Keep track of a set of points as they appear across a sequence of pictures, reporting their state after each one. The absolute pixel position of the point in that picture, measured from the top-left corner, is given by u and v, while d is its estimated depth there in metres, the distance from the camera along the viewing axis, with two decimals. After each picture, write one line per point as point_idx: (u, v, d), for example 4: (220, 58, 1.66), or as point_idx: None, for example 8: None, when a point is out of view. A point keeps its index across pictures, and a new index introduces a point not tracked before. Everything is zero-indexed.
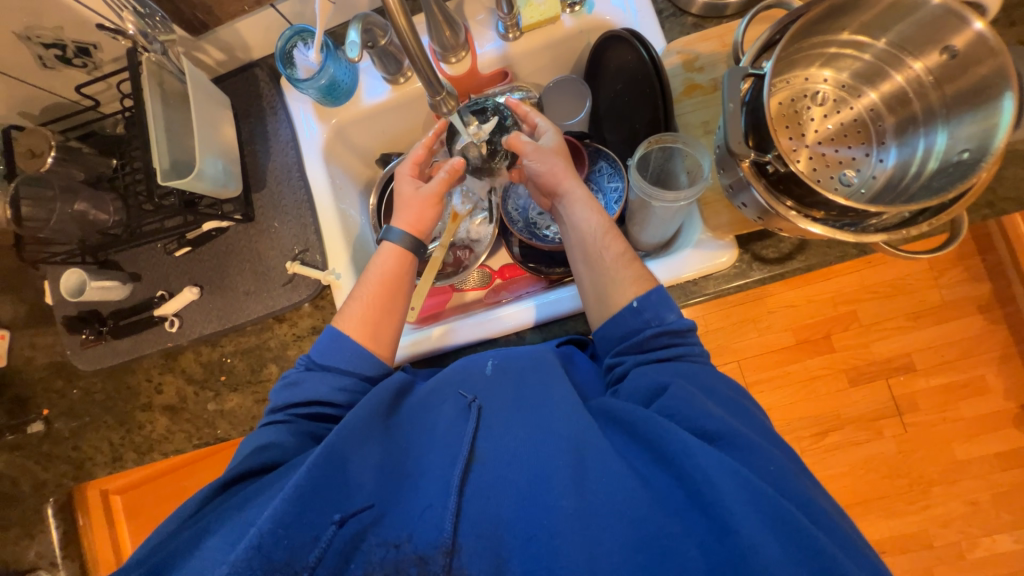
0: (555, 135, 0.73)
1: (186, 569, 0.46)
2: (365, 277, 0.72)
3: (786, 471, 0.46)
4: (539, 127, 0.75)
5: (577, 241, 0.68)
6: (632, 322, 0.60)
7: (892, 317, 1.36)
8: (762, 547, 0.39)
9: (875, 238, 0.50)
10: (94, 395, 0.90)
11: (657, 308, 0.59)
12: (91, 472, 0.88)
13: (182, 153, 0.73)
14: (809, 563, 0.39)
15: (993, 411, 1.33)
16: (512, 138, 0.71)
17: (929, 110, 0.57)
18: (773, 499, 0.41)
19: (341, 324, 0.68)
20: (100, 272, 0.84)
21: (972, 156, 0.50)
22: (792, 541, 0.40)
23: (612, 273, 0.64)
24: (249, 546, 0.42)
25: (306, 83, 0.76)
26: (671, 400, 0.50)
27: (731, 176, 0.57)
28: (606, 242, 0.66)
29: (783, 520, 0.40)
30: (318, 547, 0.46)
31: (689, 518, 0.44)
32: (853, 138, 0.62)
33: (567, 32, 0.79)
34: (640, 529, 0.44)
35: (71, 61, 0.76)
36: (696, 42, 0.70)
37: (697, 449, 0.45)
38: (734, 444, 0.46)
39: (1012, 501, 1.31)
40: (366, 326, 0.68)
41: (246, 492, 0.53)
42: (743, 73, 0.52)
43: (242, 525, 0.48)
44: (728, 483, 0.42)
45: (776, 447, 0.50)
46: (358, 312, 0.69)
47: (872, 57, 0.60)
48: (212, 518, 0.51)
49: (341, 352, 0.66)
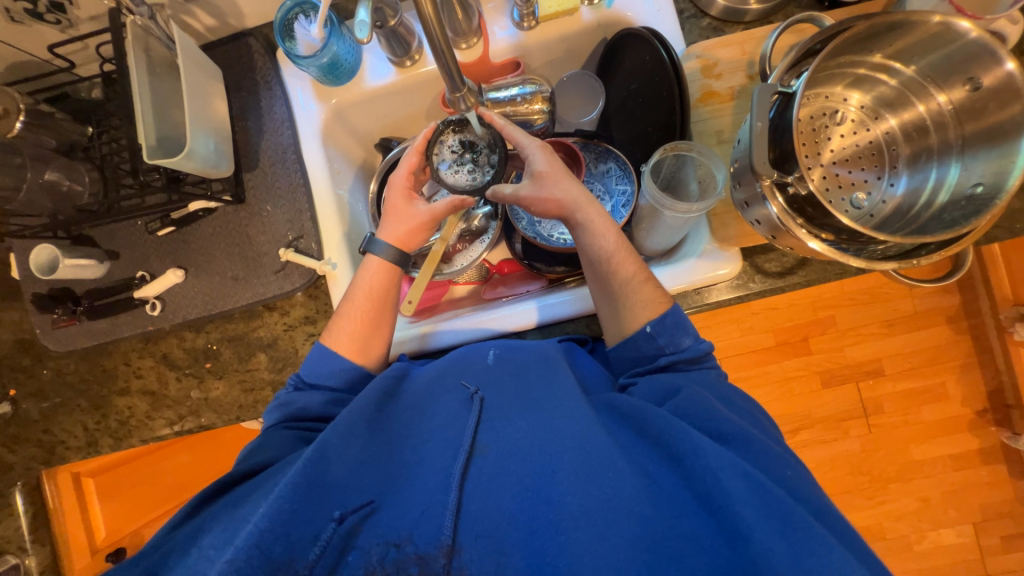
0: (545, 155, 0.68)
1: (182, 567, 0.44)
2: (350, 293, 0.69)
3: (799, 478, 0.47)
4: (523, 147, 0.69)
5: (587, 263, 0.67)
6: (646, 347, 0.60)
7: (867, 323, 1.41)
8: (775, 553, 0.38)
9: (885, 266, 0.51)
10: (66, 376, 0.85)
11: (671, 334, 0.59)
12: (63, 456, 0.85)
13: (169, 128, 0.68)
14: (827, 569, 0.38)
15: (951, 416, 1.41)
16: (496, 195, 0.68)
17: (945, 142, 0.58)
18: (785, 506, 0.41)
19: (329, 340, 0.67)
20: (74, 249, 0.78)
21: (986, 192, 0.51)
22: (808, 553, 0.39)
23: (623, 300, 0.62)
24: (248, 543, 0.41)
25: (307, 60, 0.71)
26: (683, 401, 0.51)
27: (747, 192, 0.57)
28: (615, 268, 0.64)
29: (795, 530, 0.40)
30: (317, 546, 0.45)
31: (696, 517, 0.43)
32: (867, 161, 0.62)
33: (584, 26, 0.76)
34: (648, 530, 0.43)
35: (42, 16, 0.69)
36: (716, 48, 0.69)
37: (707, 449, 0.45)
38: (741, 447, 0.47)
39: (960, 499, 1.40)
40: (357, 340, 0.66)
41: (242, 491, 0.51)
42: (772, 90, 0.51)
43: (238, 522, 0.46)
44: (739, 485, 0.42)
45: (783, 448, 0.51)
46: (346, 328, 0.67)
47: (898, 83, 0.60)
48: (207, 517, 0.49)
49: (330, 365, 0.65)
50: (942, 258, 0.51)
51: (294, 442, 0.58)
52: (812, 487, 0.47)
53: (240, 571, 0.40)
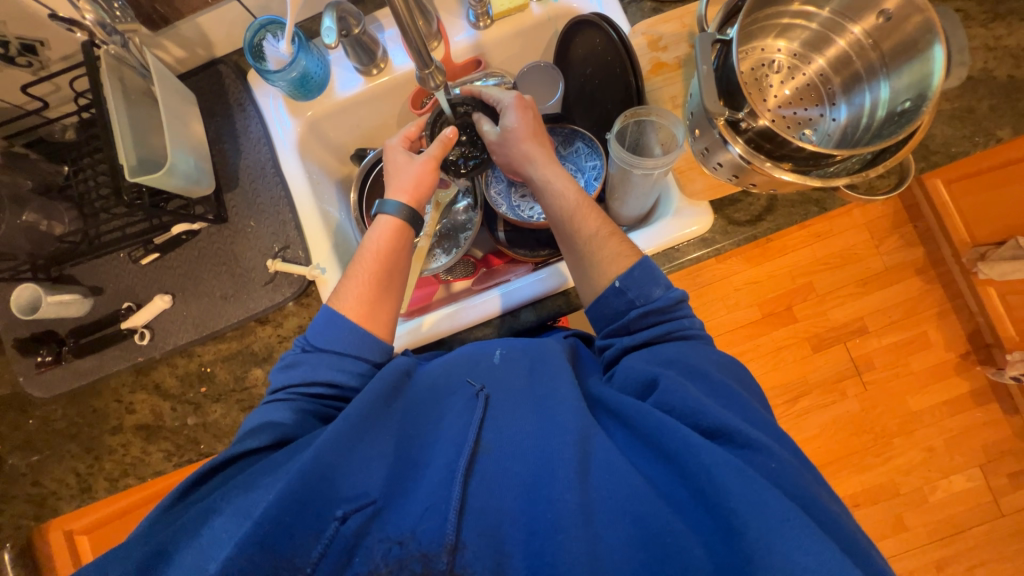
0: (517, 114, 0.70)
1: (194, 546, 0.43)
2: (360, 255, 0.69)
3: (785, 467, 0.45)
4: (502, 103, 0.73)
5: (549, 217, 0.69)
6: (617, 303, 0.60)
7: (844, 285, 1.41)
8: (767, 544, 0.38)
9: (840, 181, 0.55)
10: (54, 423, 0.82)
11: (641, 286, 0.59)
12: (56, 507, 0.82)
13: (149, 150, 0.70)
14: (821, 566, 0.37)
15: (937, 363, 1.43)
16: (445, 137, 0.73)
17: (870, 68, 0.64)
18: (774, 496, 0.41)
19: (337, 304, 0.65)
20: (56, 287, 0.77)
21: (913, 104, 0.57)
22: (794, 542, 0.38)
23: (590, 257, 0.64)
24: (249, 537, 0.41)
25: (278, 74, 0.74)
26: (665, 395, 0.50)
27: (706, 139, 0.62)
28: (577, 225, 0.66)
29: (794, 531, 0.39)
30: (320, 543, 0.43)
31: (692, 514, 0.44)
32: (808, 101, 0.69)
33: (536, 20, 0.82)
34: (642, 526, 0.43)
35: (14, 60, 0.71)
36: (658, 24, 0.75)
37: (700, 446, 0.45)
38: (739, 441, 0.46)
39: (962, 443, 1.43)
40: (365, 306, 0.65)
41: (253, 472, 0.50)
42: (711, 38, 0.57)
43: (250, 505, 0.45)
44: (731, 479, 0.42)
45: (782, 447, 0.49)
46: (355, 292, 0.66)
47: (818, 26, 0.66)
48: (219, 496, 0.48)
49: (339, 331, 0.62)
50: (905, 155, 0.55)
51: (313, 421, 0.58)
52: (803, 473, 0.47)
53: (243, 570, 0.40)
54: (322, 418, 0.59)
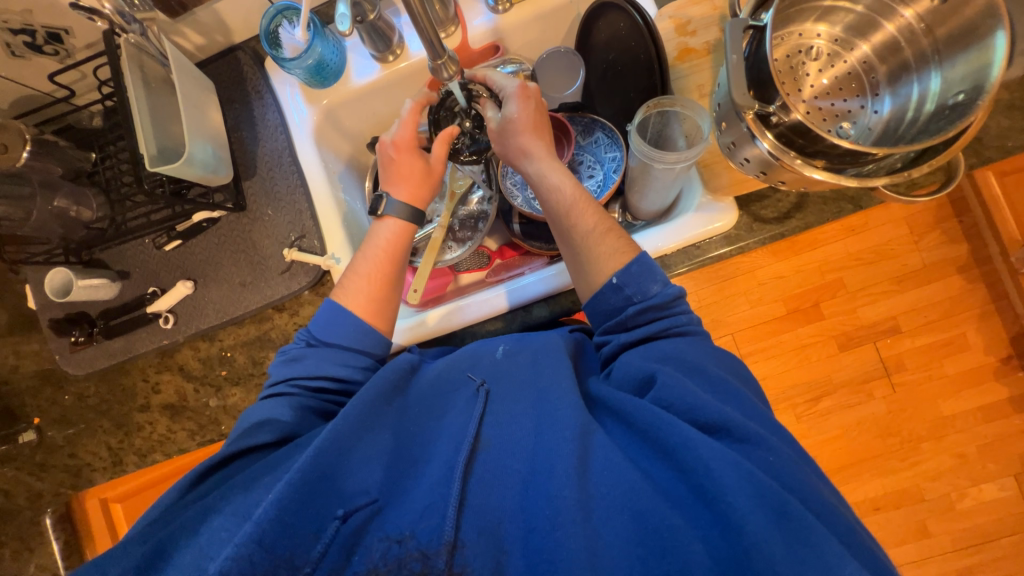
0: (518, 103, 0.68)
1: (191, 547, 0.44)
2: (363, 254, 0.70)
3: (787, 461, 0.44)
4: (505, 90, 0.71)
5: (547, 212, 0.67)
6: (615, 300, 0.58)
7: (878, 282, 1.33)
8: (767, 544, 0.38)
9: (878, 181, 0.51)
10: (87, 399, 0.86)
11: (639, 282, 0.57)
12: (90, 477, 0.87)
13: (168, 139, 0.71)
14: (822, 566, 0.38)
15: (974, 366, 1.35)
16: (449, 133, 0.73)
17: (921, 56, 0.59)
18: (771, 487, 0.40)
19: (337, 300, 0.66)
20: (86, 271, 0.80)
21: (967, 97, 0.52)
22: (792, 533, 0.39)
23: (587, 254, 0.61)
24: (248, 539, 0.40)
25: (293, 62, 0.74)
26: (663, 391, 0.48)
27: (734, 133, 0.58)
28: (573, 221, 0.63)
29: (805, 535, 0.39)
30: (320, 541, 0.43)
31: (691, 510, 0.42)
32: (847, 91, 0.64)
33: (558, 3, 0.78)
34: (642, 522, 0.42)
35: (41, 48, 0.73)
36: (688, 6, 0.71)
37: (699, 441, 0.43)
38: (738, 435, 0.45)
39: (996, 451, 1.36)
40: (365, 302, 0.66)
41: (254, 470, 0.51)
42: (743, 24, 0.53)
43: (252, 504, 0.46)
44: (730, 473, 0.41)
45: (793, 450, 0.47)
46: (355, 287, 0.66)
47: (863, 8, 0.61)
48: (219, 496, 0.49)
49: (341, 326, 0.64)
50: (953, 154, 0.50)
51: (316, 419, 0.59)
52: (812, 477, 0.45)
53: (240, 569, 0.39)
54: (322, 414, 0.60)
